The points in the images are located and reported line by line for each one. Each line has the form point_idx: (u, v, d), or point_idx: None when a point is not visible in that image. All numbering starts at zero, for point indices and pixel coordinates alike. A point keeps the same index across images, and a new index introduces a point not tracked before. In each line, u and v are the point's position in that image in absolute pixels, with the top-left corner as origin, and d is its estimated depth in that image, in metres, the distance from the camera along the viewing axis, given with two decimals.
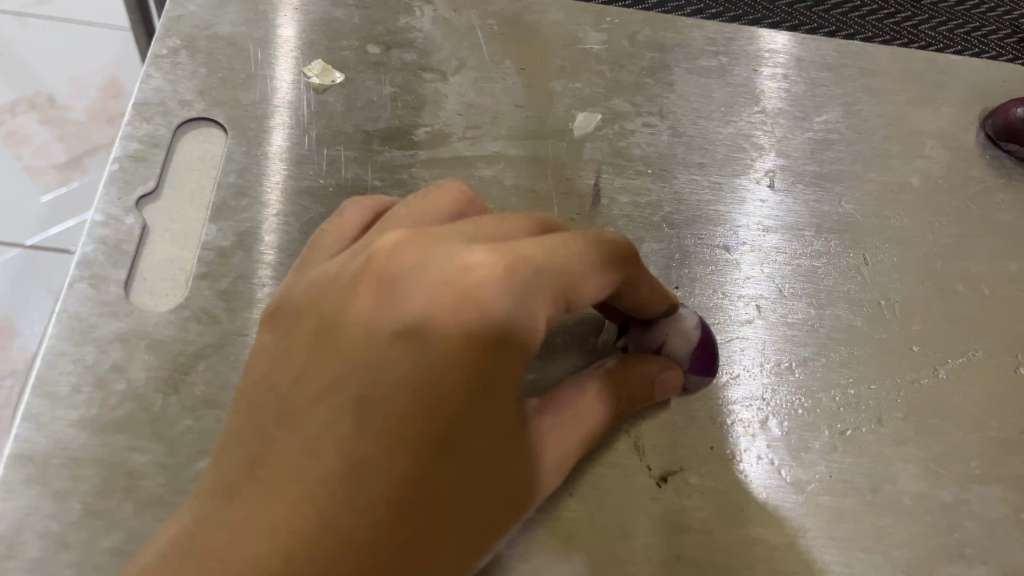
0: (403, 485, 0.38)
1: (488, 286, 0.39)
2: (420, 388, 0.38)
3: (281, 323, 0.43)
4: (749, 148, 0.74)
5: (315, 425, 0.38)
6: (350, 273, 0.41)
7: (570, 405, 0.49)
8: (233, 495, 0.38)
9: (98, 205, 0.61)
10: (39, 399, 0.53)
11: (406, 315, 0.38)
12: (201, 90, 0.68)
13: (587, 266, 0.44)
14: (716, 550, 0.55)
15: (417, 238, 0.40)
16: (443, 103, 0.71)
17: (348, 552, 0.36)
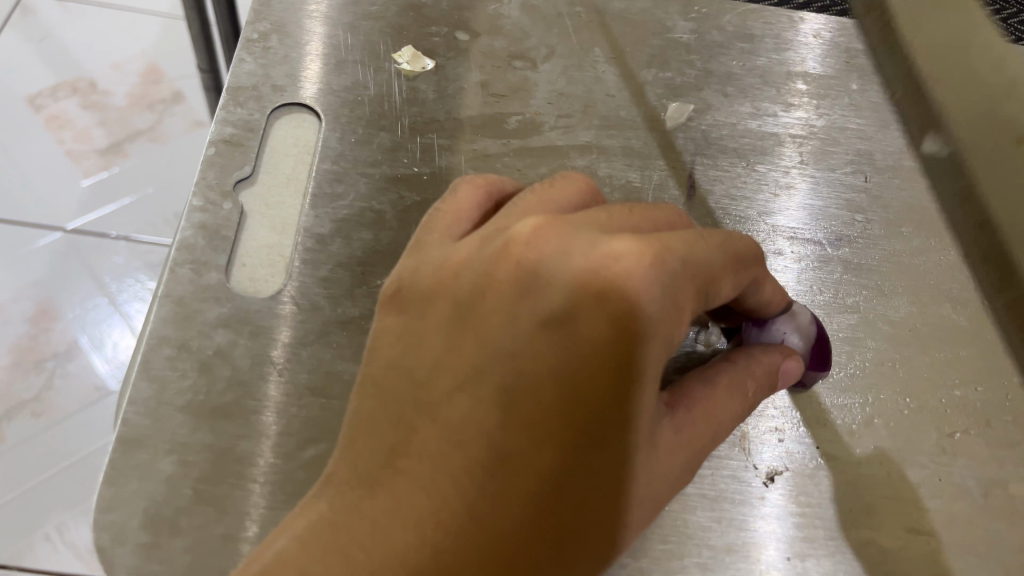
0: (545, 475, 0.40)
1: (633, 279, 0.40)
2: (563, 380, 0.40)
3: (410, 303, 0.45)
4: (842, 141, 0.72)
5: (459, 414, 0.41)
6: (484, 257, 0.43)
7: (702, 400, 0.48)
8: (376, 482, 0.41)
9: (197, 189, 0.61)
10: (146, 382, 0.53)
11: (550, 307, 0.40)
12: (294, 75, 0.68)
13: (726, 262, 0.45)
14: (822, 552, 0.54)
15: (554, 229, 0.42)
16: (534, 91, 0.70)
17: (493, 540, 0.39)
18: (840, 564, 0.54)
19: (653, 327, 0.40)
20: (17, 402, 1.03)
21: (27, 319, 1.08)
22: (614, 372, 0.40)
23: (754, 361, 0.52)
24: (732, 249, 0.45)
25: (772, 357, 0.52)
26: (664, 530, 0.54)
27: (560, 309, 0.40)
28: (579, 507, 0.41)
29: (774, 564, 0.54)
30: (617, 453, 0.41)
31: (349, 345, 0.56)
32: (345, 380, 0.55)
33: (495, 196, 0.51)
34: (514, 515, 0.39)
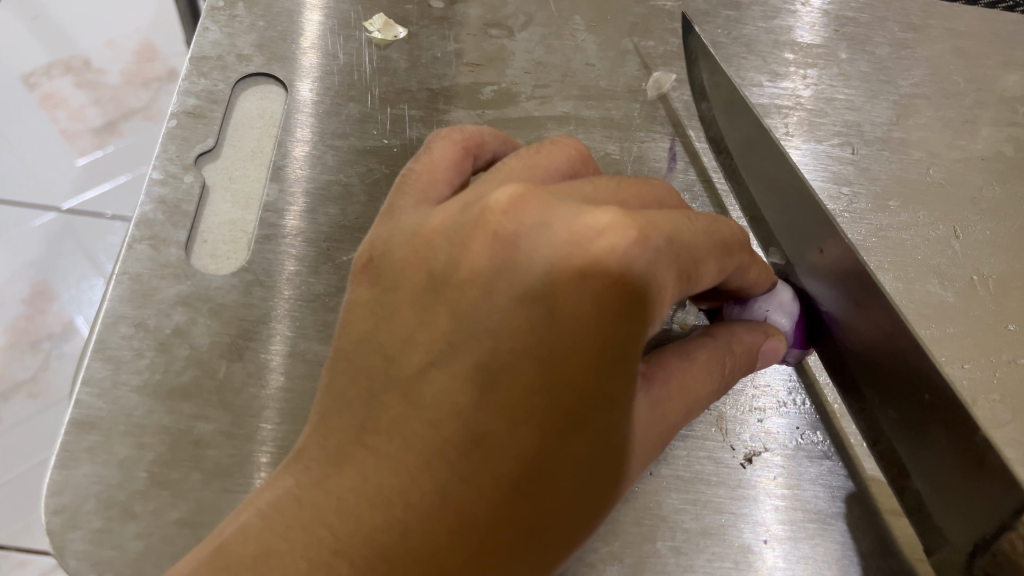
0: (524, 464, 0.35)
1: (619, 255, 0.36)
2: (545, 360, 0.35)
3: (380, 274, 0.40)
4: (830, 112, 0.70)
5: (432, 394, 0.36)
6: (460, 224, 0.38)
7: (677, 375, 0.44)
8: (341, 461, 0.37)
9: (156, 163, 0.59)
10: (101, 363, 0.52)
11: (529, 281, 0.36)
12: (260, 44, 0.66)
13: (711, 245, 0.41)
14: (802, 534, 0.52)
15: (536, 194, 0.38)
16: (510, 60, 0.67)
17: (463, 527, 0.35)
18: (820, 545, 0.52)
19: (638, 308, 0.36)
20: (13, 383, 1.00)
21: (23, 301, 1.04)
22: (598, 354, 0.35)
23: (741, 340, 0.48)
24: (722, 233, 0.42)
25: (756, 338, 0.49)
26: (637, 513, 0.52)
27: (541, 284, 0.36)
28: (560, 497, 0.36)
29: (750, 545, 0.52)
30: (602, 439, 0.36)
31: (310, 323, 0.54)
32: (307, 359, 0.53)
33: (471, 151, 0.47)
34: (488, 502, 0.35)
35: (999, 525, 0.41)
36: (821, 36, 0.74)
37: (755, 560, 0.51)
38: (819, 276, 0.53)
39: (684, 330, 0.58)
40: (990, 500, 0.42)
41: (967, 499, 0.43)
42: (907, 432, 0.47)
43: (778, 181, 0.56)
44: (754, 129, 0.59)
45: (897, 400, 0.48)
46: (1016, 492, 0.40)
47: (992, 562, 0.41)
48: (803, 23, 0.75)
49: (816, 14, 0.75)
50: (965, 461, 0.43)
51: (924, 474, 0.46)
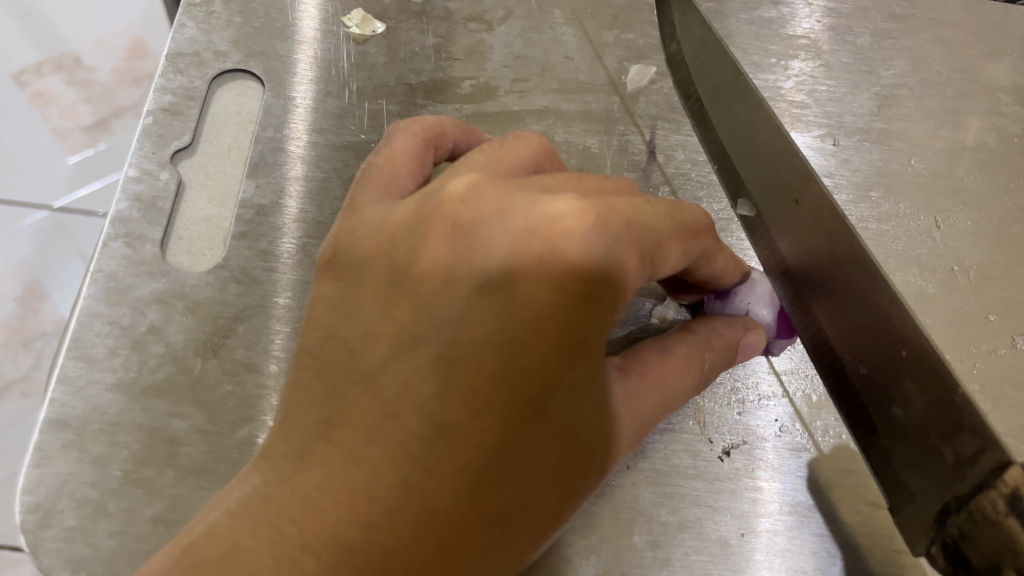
0: (487, 453, 0.35)
1: (575, 240, 0.36)
2: (505, 350, 0.35)
3: (344, 269, 0.40)
4: (812, 104, 0.70)
5: (393, 386, 0.36)
6: (421, 216, 0.38)
7: (654, 369, 0.44)
8: (307, 457, 0.37)
9: (132, 159, 0.59)
10: (75, 362, 0.51)
11: (488, 269, 0.36)
12: (237, 40, 0.65)
13: (674, 229, 0.41)
14: (781, 527, 0.52)
15: (493, 183, 0.38)
16: (489, 54, 0.67)
17: (428, 520, 0.35)
18: (800, 538, 0.52)
19: (598, 293, 0.36)
20: (6, 382, 1.01)
21: (14, 299, 1.03)
22: (558, 340, 0.36)
23: (721, 335, 0.48)
24: (685, 216, 0.41)
25: (736, 331, 0.49)
26: (614, 506, 0.52)
27: (500, 273, 0.36)
28: (526, 486, 0.36)
29: (728, 538, 0.52)
30: (566, 429, 0.37)
31: (286, 320, 0.54)
32: (282, 355, 0.53)
33: (432, 143, 0.47)
34: (453, 494, 0.35)
35: (979, 483, 0.38)
36: (803, 27, 0.74)
37: (733, 553, 0.51)
38: (794, 227, 0.50)
39: (663, 324, 0.58)
40: (964, 457, 0.39)
41: (941, 457, 0.41)
42: (879, 391, 0.45)
43: (749, 127, 0.54)
44: (727, 70, 0.56)
45: (869, 355, 0.46)
46: (994, 450, 0.37)
47: (969, 522, 0.38)
48: (786, 15, 0.74)
49: (798, 6, 0.75)
50: (941, 419, 0.41)
51: (898, 431, 0.44)
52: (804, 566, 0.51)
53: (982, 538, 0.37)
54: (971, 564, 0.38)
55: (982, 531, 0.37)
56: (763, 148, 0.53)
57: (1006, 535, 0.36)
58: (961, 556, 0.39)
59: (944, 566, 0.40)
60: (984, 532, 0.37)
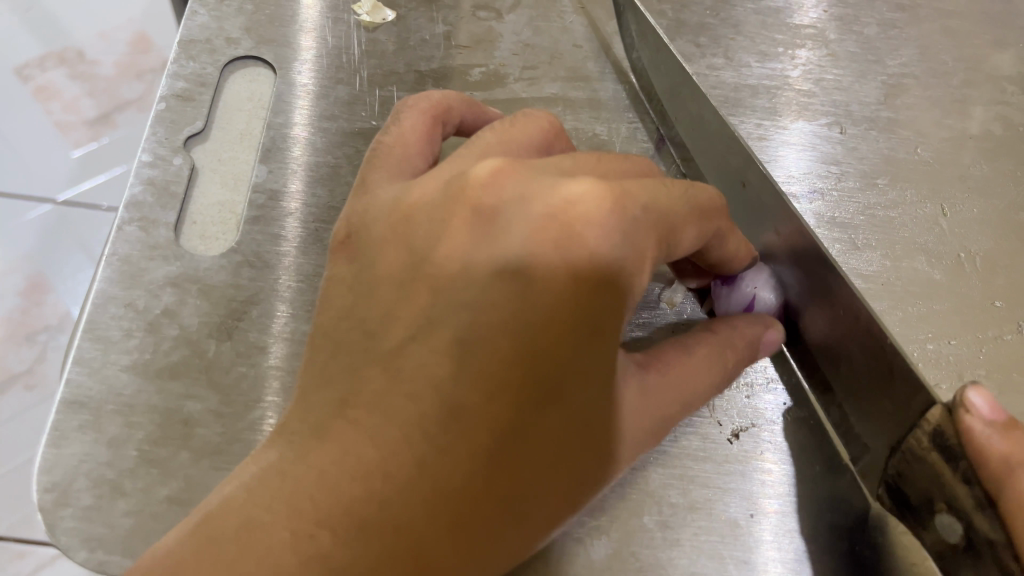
0: (501, 435, 0.36)
1: (592, 226, 0.36)
2: (521, 334, 0.36)
3: (360, 250, 0.41)
4: (819, 93, 0.70)
5: (410, 367, 0.37)
6: (440, 200, 0.39)
7: (668, 362, 0.44)
8: (322, 433, 0.37)
9: (145, 145, 0.59)
10: (91, 344, 0.52)
11: (506, 255, 0.36)
12: (248, 28, 0.66)
13: (689, 211, 0.41)
14: (790, 508, 0.52)
15: (515, 169, 0.38)
16: (498, 42, 0.68)
17: (440, 500, 0.35)
18: (807, 518, 0.52)
19: (612, 278, 0.36)
20: (9, 375, 1.01)
21: (18, 293, 1.04)
22: (574, 325, 0.36)
23: (739, 331, 0.48)
24: (700, 199, 0.41)
25: (755, 328, 0.49)
26: (624, 487, 0.53)
27: (517, 258, 0.36)
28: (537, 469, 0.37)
29: (737, 519, 0.52)
30: (580, 413, 0.37)
31: (296, 303, 0.54)
32: (294, 338, 0.53)
33: (440, 120, 0.48)
34: (466, 474, 0.36)
35: (910, 425, 0.44)
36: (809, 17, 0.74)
37: (742, 533, 0.52)
38: (753, 210, 0.54)
39: (672, 310, 0.58)
40: (901, 402, 0.44)
41: (882, 406, 0.46)
42: (832, 352, 0.50)
43: (703, 123, 0.58)
44: (676, 73, 0.60)
45: (815, 320, 0.51)
46: (922, 392, 0.42)
47: (904, 460, 0.44)
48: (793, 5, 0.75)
49: None
50: (876, 368, 0.46)
51: (842, 384, 0.50)
52: (813, 547, 0.51)
53: (916, 475, 0.43)
54: (910, 502, 0.44)
55: (915, 467, 0.43)
56: (718, 138, 0.57)
57: (932, 469, 0.42)
58: (903, 492, 0.45)
59: (891, 505, 0.46)
60: (917, 468, 0.43)
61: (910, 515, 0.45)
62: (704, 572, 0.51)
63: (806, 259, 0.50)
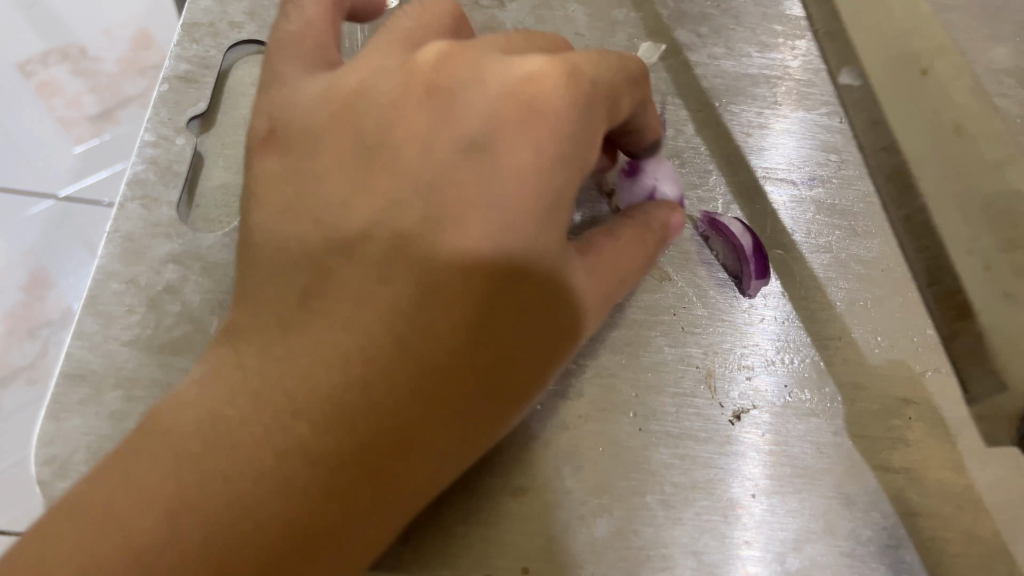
0: (477, 304, 0.40)
1: (550, 101, 0.41)
2: (498, 219, 0.40)
3: (290, 141, 0.44)
4: (818, 82, 0.69)
5: (378, 250, 0.40)
6: (390, 81, 0.43)
7: (611, 252, 0.48)
8: (289, 326, 0.39)
9: (148, 125, 0.60)
10: (92, 318, 0.52)
11: (476, 131, 0.41)
12: (251, 12, 0.66)
13: (624, 81, 0.46)
14: (790, 489, 0.53)
15: (460, 52, 0.43)
16: (500, 30, 0.68)
17: (425, 373, 0.39)
18: (808, 499, 0.53)
19: (573, 146, 0.42)
20: (10, 370, 1.02)
21: (20, 288, 1.05)
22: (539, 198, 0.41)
23: (653, 214, 0.52)
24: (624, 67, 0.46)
25: (667, 212, 0.53)
26: (626, 467, 0.53)
27: (482, 134, 0.41)
28: (516, 339, 0.41)
29: (739, 500, 0.52)
30: (544, 277, 0.42)
31: None
32: None
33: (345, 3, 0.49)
34: (448, 351, 0.39)
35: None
36: None
37: (743, 513, 0.52)
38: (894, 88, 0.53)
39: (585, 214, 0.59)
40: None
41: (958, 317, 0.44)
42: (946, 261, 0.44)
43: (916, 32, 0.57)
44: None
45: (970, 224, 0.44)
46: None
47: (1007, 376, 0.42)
48: None
49: None
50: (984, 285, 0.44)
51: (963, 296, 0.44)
52: (812, 526, 0.52)
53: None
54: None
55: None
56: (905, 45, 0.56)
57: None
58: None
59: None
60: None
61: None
62: (706, 551, 0.51)
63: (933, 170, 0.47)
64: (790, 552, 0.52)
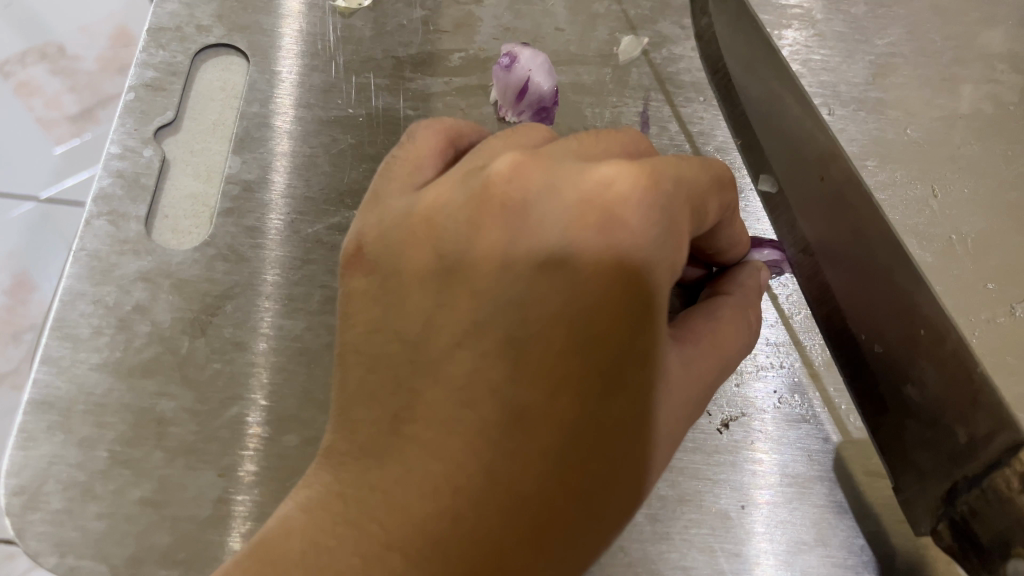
0: (566, 429, 0.34)
1: (557, 178, 0.35)
2: (573, 320, 0.34)
3: (374, 264, 0.39)
4: (806, 73, 0.69)
5: (461, 377, 0.34)
6: (395, 231, 0.38)
7: (709, 333, 0.42)
8: (361, 522, 0.34)
9: (113, 136, 0.58)
10: (59, 342, 0.51)
11: (545, 247, 0.34)
12: (219, 14, 0.64)
13: (711, 181, 0.39)
14: (781, 500, 0.52)
15: (442, 179, 0.38)
16: (479, 27, 0.65)
17: (528, 503, 0.33)
18: (801, 510, 0.51)
19: (653, 255, 0.34)
20: None
21: (3, 292, 0.96)
22: (625, 309, 0.34)
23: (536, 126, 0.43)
24: (716, 169, 0.40)
25: None
26: None
27: (507, 234, 0.35)
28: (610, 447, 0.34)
29: (729, 513, 0.51)
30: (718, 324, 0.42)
31: (274, 297, 0.54)
32: (270, 332, 0.53)
33: None
34: (538, 477, 0.33)
35: (993, 462, 0.39)
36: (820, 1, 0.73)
37: (734, 526, 0.51)
38: (818, 208, 0.50)
39: None
40: (979, 437, 0.40)
41: (953, 437, 0.41)
42: (892, 368, 0.45)
43: (802, 142, 0.51)
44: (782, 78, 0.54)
45: (881, 333, 0.45)
46: (1010, 430, 0.38)
47: (981, 499, 0.39)
48: None
49: None
50: (956, 397, 0.41)
51: (908, 410, 0.44)
52: (804, 537, 0.51)
53: (994, 517, 0.38)
54: (980, 542, 0.39)
55: (995, 509, 0.38)
56: (806, 152, 0.51)
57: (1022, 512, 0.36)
58: (970, 533, 0.39)
59: (951, 542, 0.41)
60: (997, 510, 0.38)
61: (975, 555, 0.39)
62: (695, 566, 0.50)
63: (857, 263, 0.47)
64: (782, 565, 0.50)
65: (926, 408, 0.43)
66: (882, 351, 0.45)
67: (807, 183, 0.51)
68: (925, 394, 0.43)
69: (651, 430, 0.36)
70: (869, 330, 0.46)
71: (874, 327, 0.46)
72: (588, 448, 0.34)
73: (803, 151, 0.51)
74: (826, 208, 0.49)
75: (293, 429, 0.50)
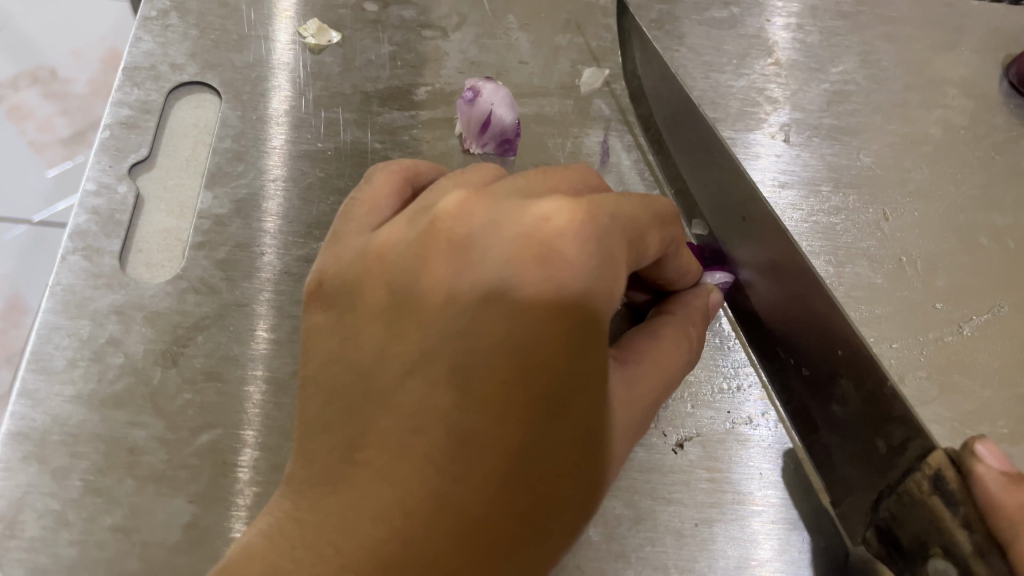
0: (511, 452, 0.35)
1: (500, 218, 0.38)
2: (514, 346, 0.36)
3: (336, 301, 0.41)
4: (763, 101, 0.71)
5: (410, 405, 0.36)
6: (355, 270, 0.41)
7: (652, 355, 0.44)
8: (314, 546, 0.36)
9: (89, 173, 0.60)
10: (36, 374, 0.53)
11: (488, 281, 0.37)
12: (193, 53, 0.66)
13: (651, 216, 0.42)
14: (734, 517, 0.53)
15: (399, 221, 0.41)
16: (444, 61, 0.68)
17: (478, 525, 0.35)
18: (753, 527, 0.53)
19: (590, 286, 0.36)
20: None
21: None
22: (564, 334, 0.36)
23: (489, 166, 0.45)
24: (657, 204, 0.42)
25: None
26: None
27: (453, 271, 0.37)
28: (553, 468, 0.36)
29: (682, 530, 0.53)
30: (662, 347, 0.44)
31: (243, 328, 0.56)
32: (240, 361, 0.55)
33: None
34: (486, 498, 0.35)
35: (906, 468, 0.44)
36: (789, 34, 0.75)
37: (687, 543, 0.53)
38: (746, 244, 0.55)
39: None
40: (895, 445, 0.45)
41: (875, 447, 0.46)
42: (819, 388, 0.50)
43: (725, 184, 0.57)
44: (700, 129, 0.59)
45: (808, 356, 0.51)
46: (919, 438, 0.43)
47: (897, 503, 0.44)
48: (775, 18, 0.76)
49: (791, 11, 0.77)
50: (873, 415, 0.46)
51: (836, 427, 0.49)
52: (755, 553, 0.52)
53: (908, 520, 0.43)
54: (901, 544, 0.44)
55: (909, 512, 0.43)
56: (729, 193, 0.56)
57: (927, 514, 0.42)
58: (892, 537, 0.45)
59: (878, 547, 0.46)
60: (910, 512, 0.43)
61: (899, 557, 0.44)
62: None
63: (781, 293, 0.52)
64: None
65: (850, 423, 0.48)
66: (808, 373, 0.51)
67: (733, 224, 0.56)
68: (848, 410, 0.48)
69: (595, 450, 0.37)
70: (797, 354, 0.52)
71: (802, 351, 0.52)
72: (533, 470, 0.36)
73: (728, 196, 0.56)
74: (750, 245, 0.55)
75: (262, 456, 0.52)
